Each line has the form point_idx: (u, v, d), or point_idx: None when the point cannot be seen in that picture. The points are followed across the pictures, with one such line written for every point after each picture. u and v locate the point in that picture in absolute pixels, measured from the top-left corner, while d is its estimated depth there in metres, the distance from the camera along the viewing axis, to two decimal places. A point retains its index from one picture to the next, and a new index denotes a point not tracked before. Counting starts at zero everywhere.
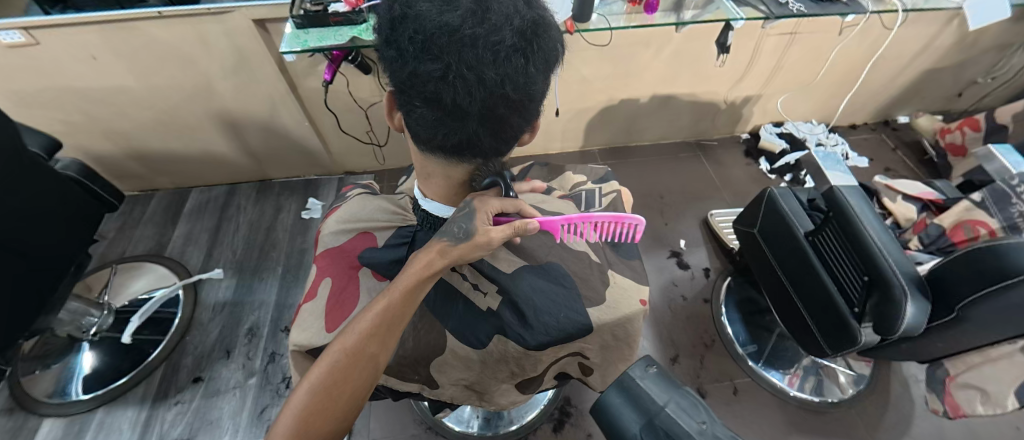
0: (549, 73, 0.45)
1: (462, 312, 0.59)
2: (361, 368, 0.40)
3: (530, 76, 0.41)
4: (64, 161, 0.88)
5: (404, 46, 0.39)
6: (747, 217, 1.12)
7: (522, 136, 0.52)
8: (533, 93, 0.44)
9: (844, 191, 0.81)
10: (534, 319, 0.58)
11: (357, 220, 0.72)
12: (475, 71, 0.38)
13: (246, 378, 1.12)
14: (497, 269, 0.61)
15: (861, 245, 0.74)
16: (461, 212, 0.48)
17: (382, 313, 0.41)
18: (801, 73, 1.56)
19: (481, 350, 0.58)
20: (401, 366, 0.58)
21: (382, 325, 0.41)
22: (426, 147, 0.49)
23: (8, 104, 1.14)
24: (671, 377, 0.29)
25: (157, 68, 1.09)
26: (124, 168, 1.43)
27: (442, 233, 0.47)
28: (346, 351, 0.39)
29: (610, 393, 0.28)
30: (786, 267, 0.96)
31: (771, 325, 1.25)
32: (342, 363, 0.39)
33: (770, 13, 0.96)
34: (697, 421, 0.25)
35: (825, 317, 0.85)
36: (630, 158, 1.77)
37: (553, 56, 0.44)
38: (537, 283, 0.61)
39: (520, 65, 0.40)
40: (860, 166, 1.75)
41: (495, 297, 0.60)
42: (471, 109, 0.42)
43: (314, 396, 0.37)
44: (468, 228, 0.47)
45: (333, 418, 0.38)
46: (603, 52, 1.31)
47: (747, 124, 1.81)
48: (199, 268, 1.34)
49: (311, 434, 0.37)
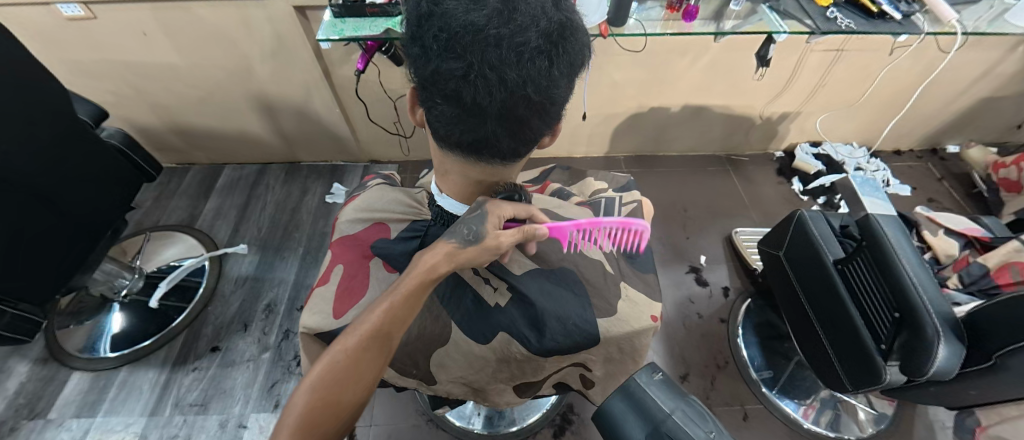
0: (575, 77, 0.45)
1: (471, 305, 0.58)
2: (362, 366, 0.40)
3: (554, 79, 0.41)
4: (110, 130, 0.93)
5: (428, 43, 0.39)
6: (772, 239, 1.08)
7: (542, 139, 0.51)
8: (556, 97, 0.43)
9: (880, 221, 0.77)
10: (540, 321, 0.57)
11: (374, 210, 0.73)
12: (497, 71, 0.38)
13: (260, 353, 1.16)
14: (507, 268, 0.61)
15: (895, 281, 0.70)
16: (472, 213, 0.49)
17: (384, 312, 0.41)
18: (844, 92, 1.49)
19: (484, 346, 0.57)
20: (402, 353, 0.57)
21: (384, 324, 0.41)
22: (444, 144, 0.50)
23: (67, 73, 1.22)
24: (668, 386, 0.38)
25: (202, 48, 1.14)
26: (165, 141, 1.50)
27: (449, 234, 0.47)
28: (347, 351, 0.39)
29: (615, 399, 0.38)
30: (811, 294, 0.92)
31: (789, 352, 1.20)
32: (343, 362, 0.39)
33: (815, 28, 0.92)
34: (698, 427, 0.34)
35: (850, 351, 0.81)
36: (655, 168, 1.73)
37: (579, 59, 0.43)
38: (547, 286, 0.61)
39: (544, 68, 0.39)
40: (901, 194, 1.66)
41: (504, 293, 0.60)
42: (491, 108, 0.42)
43: (314, 395, 0.37)
44: (476, 230, 0.47)
45: (335, 417, 0.38)
46: (637, 58, 1.28)
47: (781, 142, 1.74)
48: (225, 242, 1.40)
49: (312, 435, 0.37)
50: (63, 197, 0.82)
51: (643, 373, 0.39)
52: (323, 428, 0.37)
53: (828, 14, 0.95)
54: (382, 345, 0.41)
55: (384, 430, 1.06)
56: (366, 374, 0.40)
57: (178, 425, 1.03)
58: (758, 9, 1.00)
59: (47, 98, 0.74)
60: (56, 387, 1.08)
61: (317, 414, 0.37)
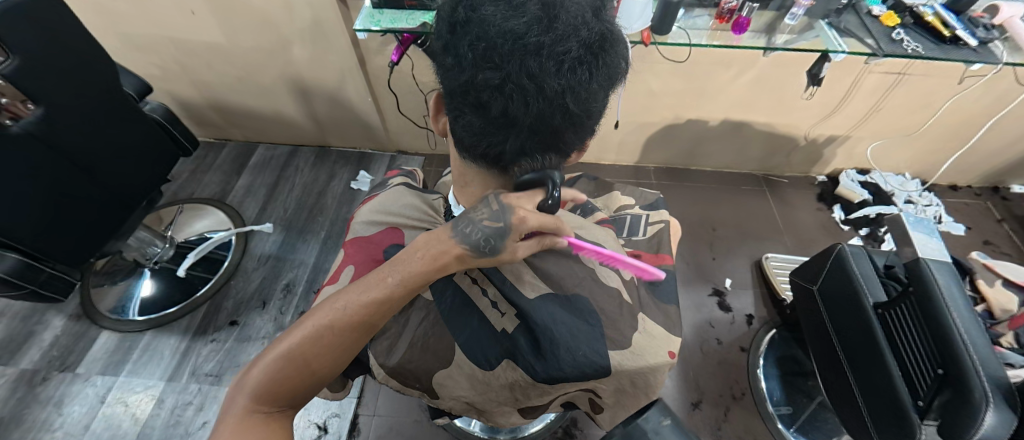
0: (612, 90, 0.42)
1: (477, 326, 0.57)
2: (338, 346, 0.42)
3: (593, 93, 0.39)
4: (152, 104, 0.97)
5: (460, 50, 0.37)
6: (807, 272, 1.01)
7: (571, 154, 0.49)
8: (593, 110, 0.41)
9: (933, 267, 0.70)
10: (548, 348, 0.55)
11: (388, 213, 0.72)
12: (533, 83, 0.36)
13: (275, 331, 1.18)
14: (519, 291, 0.59)
15: (942, 340, 0.64)
16: (493, 220, 0.45)
17: (370, 303, 0.42)
18: (901, 119, 1.38)
19: (487, 371, 0.56)
20: (406, 369, 0.57)
21: (367, 312, 0.42)
22: (468, 155, 0.48)
23: (120, 46, 1.27)
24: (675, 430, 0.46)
25: (245, 29, 1.17)
26: (205, 116, 1.56)
27: (462, 235, 0.46)
28: (327, 327, 0.41)
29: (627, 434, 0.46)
30: (843, 334, 0.85)
31: (813, 391, 1.13)
32: (318, 336, 0.41)
33: (878, 49, 0.85)
34: None
35: (879, 400, 0.75)
36: (687, 182, 1.67)
37: (618, 72, 0.41)
38: (559, 313, 0.58)
39: (584, 81, 0.37)
40: (954, 232, 1.53)
41: (512, 319, 0.57)
42: (523, 121, 0.40)
43: (287, 359, 0.40)
44: (495, 245, 0.45)
45: (302, 381, 0.42)
46: (677, 68, 1.23)
47: (825, 166, 1.64)
48: (252, 220, 1.44)
49: (279, 393, 0.41)
50: (103, 166, 0.85)
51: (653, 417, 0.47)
52: (290, 387, 0.41)
53: (894, 35, 0.87)
54: (361, 329, 0.43)
55: (386, 422, 1.07)
56: (341, 351, 0.42)
57: (192, 393, 1.07)
58: (814, 25, 0.93)
59: (93, 70, 0.78)
60: (86, 343, 1.14)
61: (288, 375, 0.40)
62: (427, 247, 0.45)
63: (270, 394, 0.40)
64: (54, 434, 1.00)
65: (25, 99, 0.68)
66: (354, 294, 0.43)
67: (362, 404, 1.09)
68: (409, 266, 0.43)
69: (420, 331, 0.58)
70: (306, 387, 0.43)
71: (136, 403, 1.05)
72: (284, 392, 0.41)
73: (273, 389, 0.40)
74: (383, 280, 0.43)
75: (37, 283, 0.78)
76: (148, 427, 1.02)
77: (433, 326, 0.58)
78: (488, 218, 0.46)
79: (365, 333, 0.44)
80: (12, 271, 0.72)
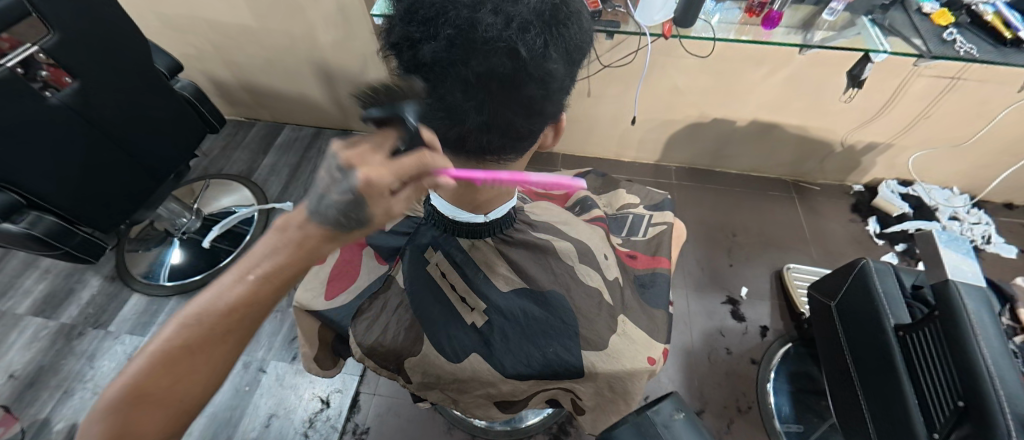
0: (574, 67, 0.42)
1: (448, 321, 0.57)
2: (203, 363, 0.36)
3: (546, 58, 0.37)
4: (183, 82, 1.02)
5: (400, 26, 0.37)
6: (827, 285, 0.95)
7: (542, 132, 0.48)
8: (551, 79, 0.39)
9: (963, 290, 0.64)
10: (517, 343, 0.56)
11: None
12: (473, 44, 0.34)
13: (287, 306, 1.24)
14: (492, 286, 0.59)
15: (965, 372, 0.59)
16: (340, 195, 0.34)
17: (226, 300, 0.36)
18: (952, 128, 1.27)
19: (456, 364, 0.56)
20: (378, 351, 0.57)
21: (227, 315, 0.36)
22: None
23: (159, 25, 1.34)
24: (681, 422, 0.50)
25: (272, 12, 1.20)
26: (236, 95, 1.62)
27: (321, 214, 0.36)
28: (177, 345, 0.34)
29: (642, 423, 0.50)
30: (859, 356, 0.80)
31: (825, 412, 1.08)
32: (170, 358, 0.34)
33: (925, 50, 0.78)
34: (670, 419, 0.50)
35: (894, 430, 0.70)
36: (710, 183, 1.60)
37: (576, 48, 0.40)
38: (530, 310, 0.58)
39: (532, 49, 0.36)
40: (1002, 255, 1.40)
41: (481, 314, 0.58)
42: (463, 93, 0.37)
43: (128, 400, 0.33)
44: (360, 213, 0.36)
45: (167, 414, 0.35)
46: (705, 64, 1.17)
47: (863, 175, 1.53)
48: (274, 198, 1.50)
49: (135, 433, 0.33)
50: (135, 140, 0.91)
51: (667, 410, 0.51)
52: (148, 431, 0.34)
53: (945, 35, 0.79)
54: (229, 333, 0.37)
55: (385, 402, 1.10)
56: (208, 367, 0.36)
57: None
58: (857, 21, 0.86)
59: (127, 46, 0.82)
60: (118, 304, 1.23)
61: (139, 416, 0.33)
62: (289, 228, 0.38)
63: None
64: (85, 385, 1.09)
65: (64, 73, 0.73)
66: (202, 299, 0.36)
67: (364, 383, 1.12)
68: (270, 248, 0.37)
69: (397, 317, 0.58)
70: (176, 424, 0.36)
71: None
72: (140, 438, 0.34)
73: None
74: (237, 273, 0.37)
75: (72, 245, 0.84)
76: None
77: (410, 314, 0.57)
78: (336, 192, 0.35)
79: (240, 337, 0.38)
80: (48, 232, 0.78)
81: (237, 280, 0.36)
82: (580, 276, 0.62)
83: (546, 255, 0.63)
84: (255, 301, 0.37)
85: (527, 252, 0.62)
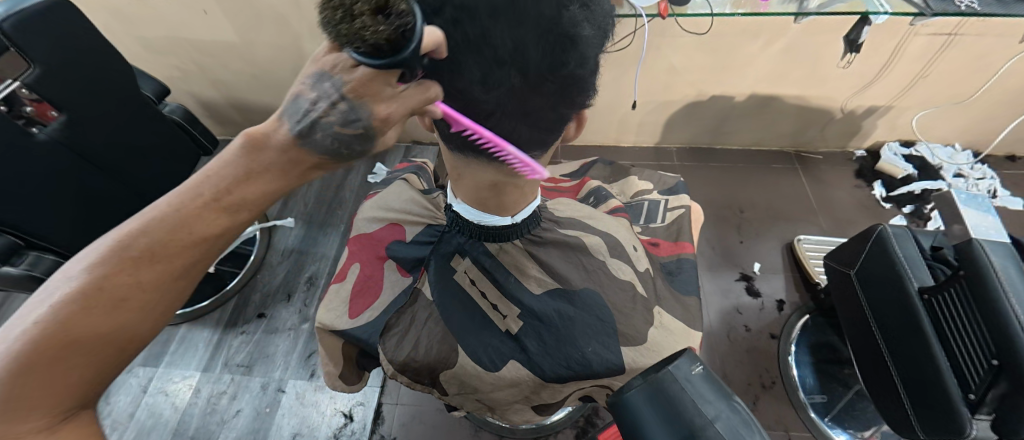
0: (598, 51, 0.40)
1: (480, 329, 0.56)
2: (146, 303, 0.34)
3: (575, 51, 0.36)
4: (171, 105, 0.99)
5: None
6: (845, 254, 0.94)
7: (568, 124, 0.48)
8: (585, 63, 0.39)
9: (988, 247, 0.63)
10: (554, 346, 0.55)
11: (390, 210, 0.72)
12: (500, 42, 0.34)
13: (300, 323, 1.23)
14: (525, 290, 0.57)
15: (999, 330, 0.58)
16: (348, 130, 0.32)
17: (192, 231, 0.34)
18: (954, 84, 1.25)
19: (495, 373, 0.55)
20: (411, 366, 0.56)
21: (189, 249, 0.35)
22: (454, 147, 0.46)
23: (138, 49, 1.30)
24: (713, 378, 0.35)
25: (254, 25, 1.17)
26: (225, 114, 1.59)
27: (313, 144, 0.33)
28: (123, 284, 0.32)
29: (651, 391, 0.34)
30: (883, 320, 0.79)
31: (849, 380, 1.08)
32: (110, 296, 0.32)
33: (926, 7, 0.76)
34: (692, 368, 0.36)
35: (924, 390, 0.70)
36: (712, 162, 1.59)
37: (602, 30, 0.39)
38: (564, 310, 0.56)
39: (562, 35, 0.35)
40: (1010, 207, 1.40)
41: (516, 320, 0.56)
42: (495, 97, 0.39)
43: (51, 341, 0.30)
44: (356, 151, 0.34)
45: (100, 352, 0.33)
46: (701, 41, 1.14)
47: (865, 139, 1.52)
48: (274, 215, 1.47)
49: (57, 372, 0.31)
50: (125, 168, 0.88)
51: (681, 365, 0.36)
52: (67, 381, 0.32)
53: None
54: (184, 270, 0.36)
55: (409, 410, 1.09)
56: (147, 302, 0.34)
57: (225, 383, 1.12)
58: None
59: (111, 74, 0.79)
60: None
61: (52, 372, 0.31)
62: (265, 149, 0.34)
63: (31, 406, 0.30)
64: (104, 422, 1.07)
65: (50, 106, 0.70)
66: (150, 226, 0.33)
67: (385, 393, 1.11)
68: (244, 169, 0.34)
69: (426, 330, 0.57)
70: (102, 370, 0.34)
71: (175, 393, 1.11)
72: (59, 390, 0.31)
73: (21, 405, 0.29)
74: (201, 198, 0.34)
75: None
76: (187, 415, 1.08)
77: (441, 326, 0.56)
78: (338, 123, 0.31)
79: (190, 276, 0.37)
80: (50, 271, 0.76)
81: (200, 208, 0.34)
82: (611, 271, 0.61)
83: (574, 253, 0.61)
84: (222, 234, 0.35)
85: (557, 250, 0.61)
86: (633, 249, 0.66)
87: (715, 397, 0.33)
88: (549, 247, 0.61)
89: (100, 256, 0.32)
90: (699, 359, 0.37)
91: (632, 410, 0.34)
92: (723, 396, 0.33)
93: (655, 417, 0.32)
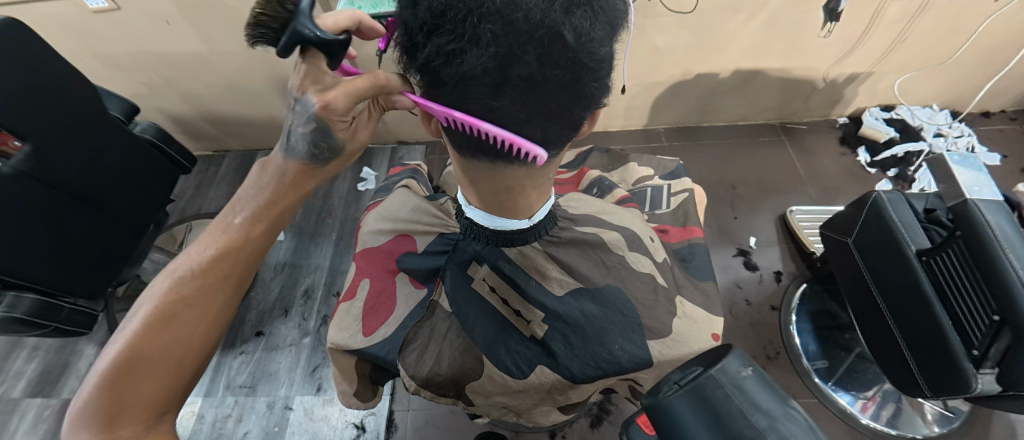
0: (615, 40, 0.38)
1: (504, 337, 0.56)
2: (200, 317, 0.37)
3: (594, 41, 0.34)
4: (143, 125, 0.93)
5: (419, 28, 0.34)
6: (842, 223, 0.95)
7: (581, 125, 0.46)
8: (602, 63, 0.37)
9: (983, 207, 0.64)
10: (581, 347, 0.54)
11: (396, 219, 0.69)
12: (514, 38, 0.32)
13: (301, 338, 1.20)
14: (547, 293, 0.56)
15: (1000, 287, 0.59)
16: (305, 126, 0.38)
17: (216, 247, 0.38)
18: (932, 46, 1.27)
19: (521, 380, 0.56)
20: (434, 380, 0.57)
21: (219, 264, 0.38)
22: (471, 156, 0.45)
23: (100, 67, 1.23)
24: (765, 380, 0.35)
25: (223, 33, 1.12)
26: (200, 129, 1.52)
27: (294, 151, 0.41)
28: (174, 301, 0.35)
29: (693, 396, 0.34)
30: (885, 285, 0.80)
31: (850, 344, 1.11)
32: (165, 315, 0.35)
33: None
34: (742, 367, 0.36)
35: (925, 347, 0.72)
36: (701, 140, 1.59)
37: (618, 18, 0.37)
38: (587, 309, 0.55)
39: (580, 27, 0.33)
40: (989, 163, 1.44)
41: (540, 325, 0.56)
42: (514, 94, 0.36)
43: (125, 362, 0.33)
44: (330, 146, 0.41)
45: (174, 368, 0.35)
46: (684, 20, 1.13)
47: (847, 107, 1.54)
48: None
49: (140, 395, 0.33)
50: (99, 194, 0.83)
51: (733, 363, 0.36)
52: (146, 404, 0.34)
53: None
54: (225, 281, 0.39)
55: (421, 415, 1.08)
56: (202, 320, 0.37)
57: (229, 405, 1.10)
58: None
59: (74, 96, 0.74)
60: None
61: (132, 391, 0.33)
62: (269, 169, 0.42)
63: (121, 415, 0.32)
64: None
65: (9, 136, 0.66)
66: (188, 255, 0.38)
67: (395, 401, 1.10)
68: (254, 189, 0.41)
69: (448, 343, 0.57)
70: (175, 390, 0.36)
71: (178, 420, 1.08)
72: (148, 409, 0.34)
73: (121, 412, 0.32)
74: (223, 225, 0.39)
75: (60, 320, 0.78)
76: None
77: (459, 335, 0.57)
78: (300, 124, 0.39)
79: (228, 294, 0.39)
80: (31, 310, 0.71)
81: (223, 229, 0.39)
82: (631, 264, 0.60)
83: (592, 251, 0.60)
84: (248, 242, 0.40)
85: (575, 249, 0.60)
86: (648, 239, 0.66)
87: (769, 401, 0.32)
88: (567, 246, 0.59)
89: (157, 287, 0.36)
90: (748, 360, 0.37)
91: (676, 415, 0.34)
92: (779, 400, 0.33)
93: (697, 418, 0.33)
